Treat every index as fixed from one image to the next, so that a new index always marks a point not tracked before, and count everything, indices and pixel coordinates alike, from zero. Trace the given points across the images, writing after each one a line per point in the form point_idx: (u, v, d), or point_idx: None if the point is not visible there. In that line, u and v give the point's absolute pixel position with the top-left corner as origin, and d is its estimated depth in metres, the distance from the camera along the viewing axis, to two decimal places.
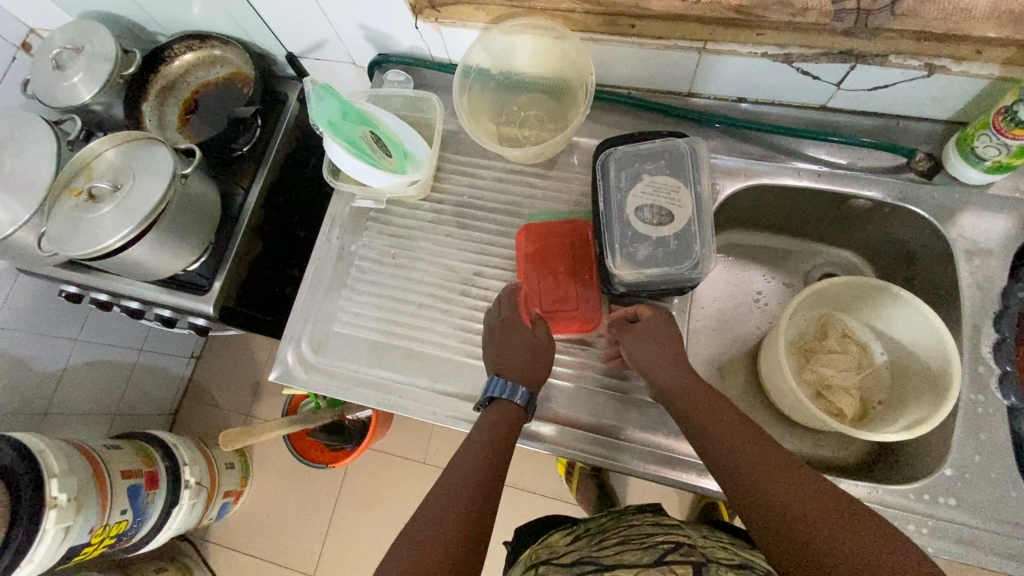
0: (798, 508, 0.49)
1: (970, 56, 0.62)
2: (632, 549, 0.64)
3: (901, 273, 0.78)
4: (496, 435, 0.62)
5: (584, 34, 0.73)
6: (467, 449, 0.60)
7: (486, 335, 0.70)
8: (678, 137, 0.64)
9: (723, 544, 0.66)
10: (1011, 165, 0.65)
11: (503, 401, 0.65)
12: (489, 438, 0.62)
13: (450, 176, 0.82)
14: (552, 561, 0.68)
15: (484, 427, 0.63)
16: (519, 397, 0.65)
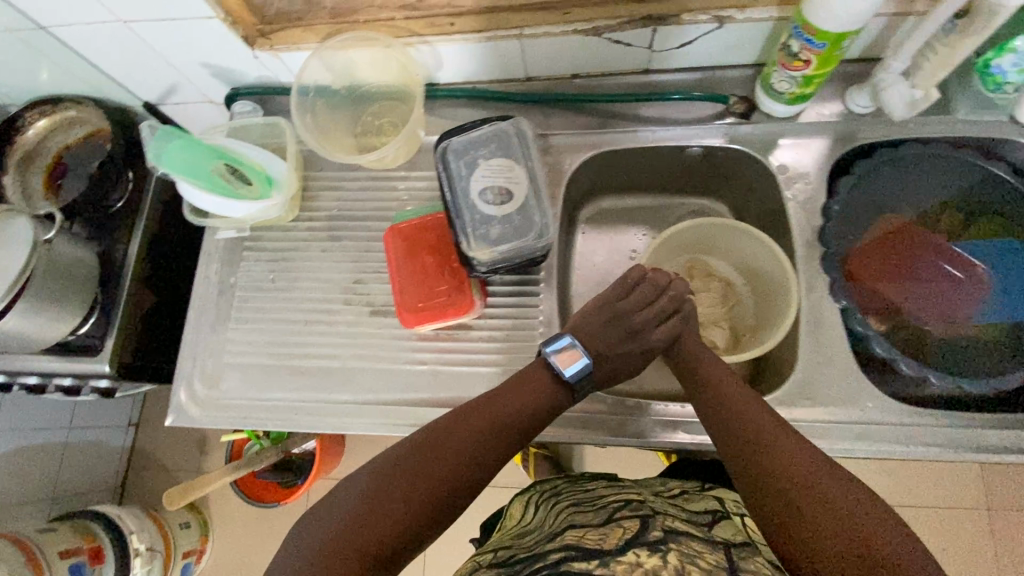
0: (819, 495, 0.52)
1: (748, 4, 0.69)
2: (585, 512, 0.64)
3: (749, 208, 0.85)
4: (520, 411, 0.63)
5: (412, 38, 0.77)
6: (483, 420, 0.62)
7: (594, 309, 0.72)
8: (504, 120, 0.69)
9: (674, 497, 0.67)
10: (805, 95, 0.72)
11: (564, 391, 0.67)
12: (504, 413, 0.63)
13: (318, 193, 0.84)
14: (509, 540, 0.66)
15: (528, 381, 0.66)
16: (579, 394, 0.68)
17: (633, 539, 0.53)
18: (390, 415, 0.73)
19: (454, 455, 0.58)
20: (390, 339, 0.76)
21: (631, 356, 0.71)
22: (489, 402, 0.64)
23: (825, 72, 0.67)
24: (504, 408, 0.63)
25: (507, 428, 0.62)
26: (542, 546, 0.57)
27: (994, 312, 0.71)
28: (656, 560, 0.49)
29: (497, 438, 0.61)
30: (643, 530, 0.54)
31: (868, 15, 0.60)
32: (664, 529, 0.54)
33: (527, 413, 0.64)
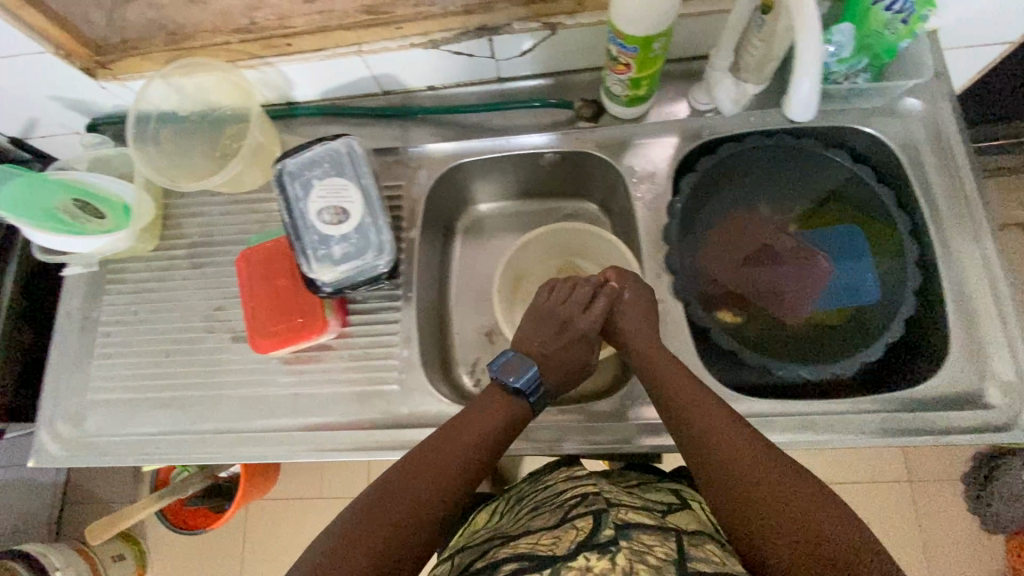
0: (778, 495, 0.50)
1: (576, 10, 0.69)
2: (542, 513, 0.60)
3: (616, 209, 0.86)
4: (485, 435, 0.62)
5: (253, 60, 0.76)
6: (447, 451, 0.60)
7: (531, 315, 0.73)
8: (334, 139, 0.68)
9: (631, 492, 0.65)
10: (641, 96, 0.72)
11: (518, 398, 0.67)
12: (469, 440, 0.61)
13: (180, 221, 0.83)
14: (464, 546, 0.61)
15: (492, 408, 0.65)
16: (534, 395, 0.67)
17: (585, 540, 0.50)
18: (251, 442, 0.73)
19: (419, 488, 0.56)
20: (251, 365, 0.76)
21: (574, 352, 0.70)
22: (453, 432, 0.62)
23: (650, 74, 0.68)
24: (467, 435, 0.61)
25: (473, 454, 0.60)
26: (494, 552, 0.54)
27: (830, 299, 0.73)
28: (605, 563, 0.47)
29: (464, 464, 0.59)
30: (596, 529, 0.51)
31: (670, 15, 0.60)
32: (618, 526, 0.52)
33: (492, 438, 0.62)
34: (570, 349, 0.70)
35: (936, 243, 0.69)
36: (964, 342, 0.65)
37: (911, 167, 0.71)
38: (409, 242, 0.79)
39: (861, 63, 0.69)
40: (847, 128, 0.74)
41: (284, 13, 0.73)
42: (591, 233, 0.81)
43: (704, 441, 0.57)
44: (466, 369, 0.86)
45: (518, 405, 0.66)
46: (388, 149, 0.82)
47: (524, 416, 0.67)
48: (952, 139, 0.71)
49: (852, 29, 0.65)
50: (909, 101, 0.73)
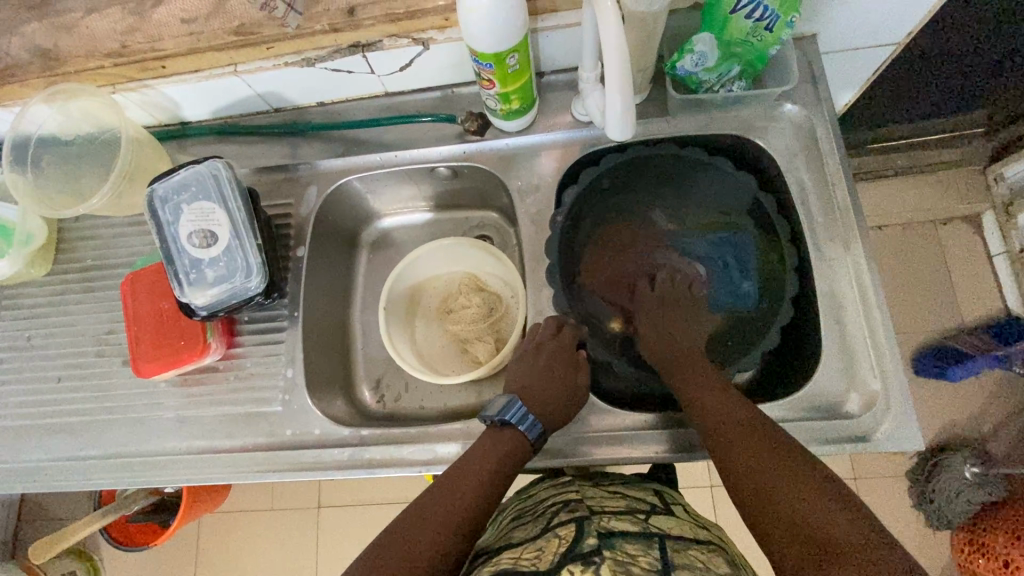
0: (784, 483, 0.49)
1: (443, 26, 0.69)
2: (522, 524, 0.59)
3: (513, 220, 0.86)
4: (497, 465, 0.60)
5: (132, 83, 0.76)
6: (463, 484, 0.58)
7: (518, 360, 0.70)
8: (200, 163, 0.68)
9: (607, 487, 0.65)
10: (516, 110, 0.72)
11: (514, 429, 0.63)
12: (485, 470, 0.59)
13: (75, 245, 0.83)
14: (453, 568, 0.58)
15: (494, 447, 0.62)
16: (531, 430, 0.63)
17: (568, 551, 0.49)
18: (137, 467, 0.73)
19: (436, 523, 0.54)
20: (138, 389, 0.76)
21: (554, 383, 0.66)
22: (464, 467, 0.60)
23: (517, 89, 0.67)
24: (483, 465, 0.60)
25: (490, 483, 0.58)
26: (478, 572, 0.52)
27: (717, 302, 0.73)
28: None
29: (483, 492, 0.57)
30: (578, 539, 0.51)
31: (520, 28, 0.59)
32: (600, 534, 0.51)
33: (507, 467, 0.60)
34: (558, 375, 0.67)
35: (811, 249, 0.69)
36: (835, 349, 0.65)
37: (787, 173, 0.72)
38: (298, 261, 0.79)
39: (732, 70, 0.68)
40: (727, 135, 0.74)
41: (153, 34, 0.71)
42: (486, 246, 0.83)
43: (714, 425, 0.58)
44: (369, 386, 0.85)
45: (509, 434, 0.62)
46: (279, 168, 0.82)
47: (524, 445, 0.62)
48: (825, 145, 0.71)
49: (711, 38, 0.64)
50: (785, 107, 0.72)
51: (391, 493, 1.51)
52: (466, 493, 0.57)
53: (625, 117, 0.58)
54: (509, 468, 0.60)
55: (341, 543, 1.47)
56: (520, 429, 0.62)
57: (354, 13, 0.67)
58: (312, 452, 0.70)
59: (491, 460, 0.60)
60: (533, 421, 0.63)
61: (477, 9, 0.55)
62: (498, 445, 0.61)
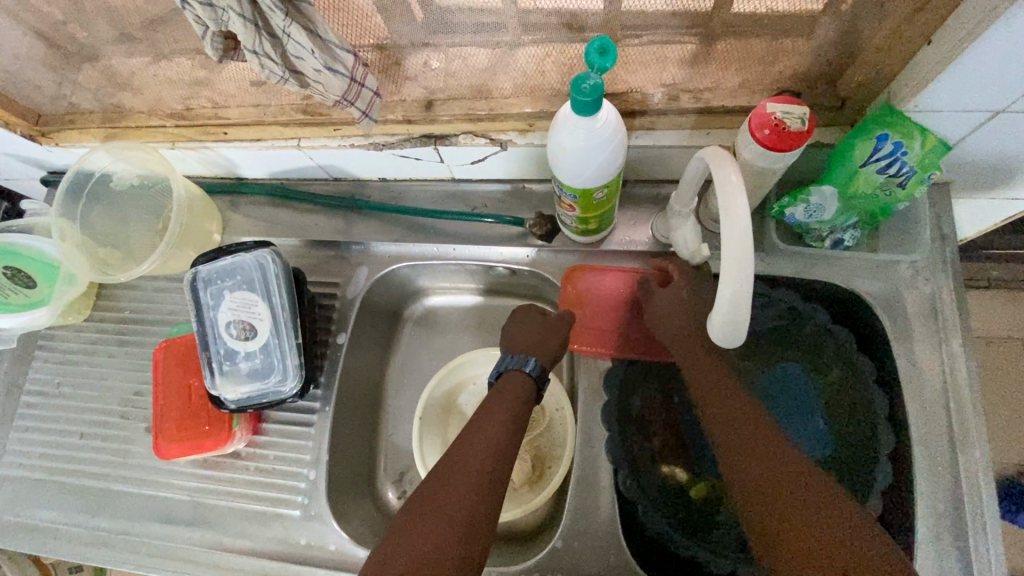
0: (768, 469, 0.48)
1: (527, 129, 0.63)
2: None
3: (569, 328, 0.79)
4: (508, 420, 0.57)
5: (192, 142, 0.73)
6: (479, 433, 0.55)
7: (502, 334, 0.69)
8: (248, 253, 0.64)
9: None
10: (591, 230, 0.64)
11: (514, 372, 0.62)
12: (500, 417, 0.57)
13: (115, 292, 0.81)
14: None
15: (505, 396, 0.59)
16: (530, 366, 0.62)
17: None
18: (146, 550, 0.69)
19: (460, 475, 0.51)
20: (157, 463, 0.72)
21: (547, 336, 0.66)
22: (478, 422, 0.56)
23: (598, 215, 0.60)
24: (496, 413, 0.57)
25: (506, 426, 0.56)
26: None
27: None
28: None
29: (503, 437, 0.55)
30: None
31: (615, 168, 0.52)
32: None
33: (516, 417, 0.58)
34: (541, 330, 0.66)
35: (915, 441, 0.59)
36: (930, 568, 0.56)
37: (897, 343, 0.62)
38: (337, 348, 0.74)
39: (850, 222, 0.60)
40: (830, 284, 0.65)
41: (220, 100, 0.68)
42: None
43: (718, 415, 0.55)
44: (392, 483, 0.79)
45: (518, 378, 0.61)
46: (329, 244, 0.78)
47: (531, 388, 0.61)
48: (948, 318, 0.61)
49: (832, 190, 0.56)
50: (903, 264, 0.63)
51: None
52: (486, 434, 0.55)
53: (735, 327, 0.45)
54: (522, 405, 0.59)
55: None
56: (526, 370, 0.62)
57: (431, 106, 0.63)
58: (325, 570, 0.65)
59: (505, 408, 0.58)
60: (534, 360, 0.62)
61: (569, 149, 0.49)
62: (509, 391, 0.60)
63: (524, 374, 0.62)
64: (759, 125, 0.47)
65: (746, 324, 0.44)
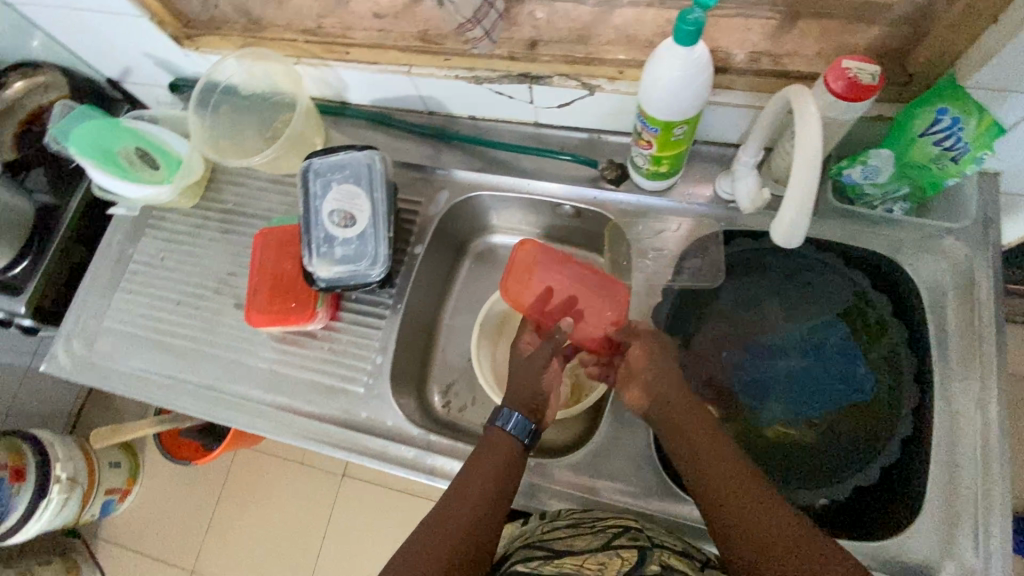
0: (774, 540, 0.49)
1: (616, 76, 0.69)
2: (580, 535, 0.59)
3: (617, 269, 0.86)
4: (504, 467, 0.61)
5: (315, 60, 0.81)
6: (476, 479, 0.60)
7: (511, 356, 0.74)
8: (360, 151, 0.73)
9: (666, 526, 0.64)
10: (662, 173, 0.72)
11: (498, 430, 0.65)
12: (495, 467, 0.61)
13: (222, 187, 0.91)
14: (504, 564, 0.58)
15: (496, 441, 0.63)
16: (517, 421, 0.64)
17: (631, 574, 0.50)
18: (223, 405, 0.78)
19: (454, 528, 0.56)
20: (242, 334, 0.81)
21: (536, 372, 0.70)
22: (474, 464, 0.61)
23: (673, 155, 0.67)
24: (492, 462, 0.62)
25: (501, 476, 0.61)
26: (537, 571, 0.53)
27: (825, 404, 0.69)
28: None
29: (499, 483, 0.60)
30: (642, 564, 0.52)
31: (695, 105, 0.59)
32: (664, 566, 0.51)
33: (511, 466, 0.62)
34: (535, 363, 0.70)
35: (937, 397, 0.65)
36: (936, 507, 0.62)
37: (932, 311, 0.68)
38: (413, 258, 0.83)
39: (899, 191, 0.67)
40: (872, 253, 0.71)
41: (348, 23, 0.78)
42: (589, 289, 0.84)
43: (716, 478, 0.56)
44: (440, 390, 0.86)
45: (497, 435, 0.64)
46: (418, 167, 0.86)
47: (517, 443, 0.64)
48: (981, 292, 0.67)
49: (889, 156, 0.63)
50: (946, 241, 0.69)
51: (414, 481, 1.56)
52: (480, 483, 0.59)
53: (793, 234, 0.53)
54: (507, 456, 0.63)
55: (356, 513, 1.55)
56: (506, 428, 0.64)
57: (535, 47, 0.71)
58: (383, 440, 0.73)
59: (500, 450, 0.63)
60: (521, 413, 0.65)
61: (664, 79, 0.57)
62: (489, 454, 0.63)
63: (504, 432, 0.64)
64: (835, 77, 0.54)
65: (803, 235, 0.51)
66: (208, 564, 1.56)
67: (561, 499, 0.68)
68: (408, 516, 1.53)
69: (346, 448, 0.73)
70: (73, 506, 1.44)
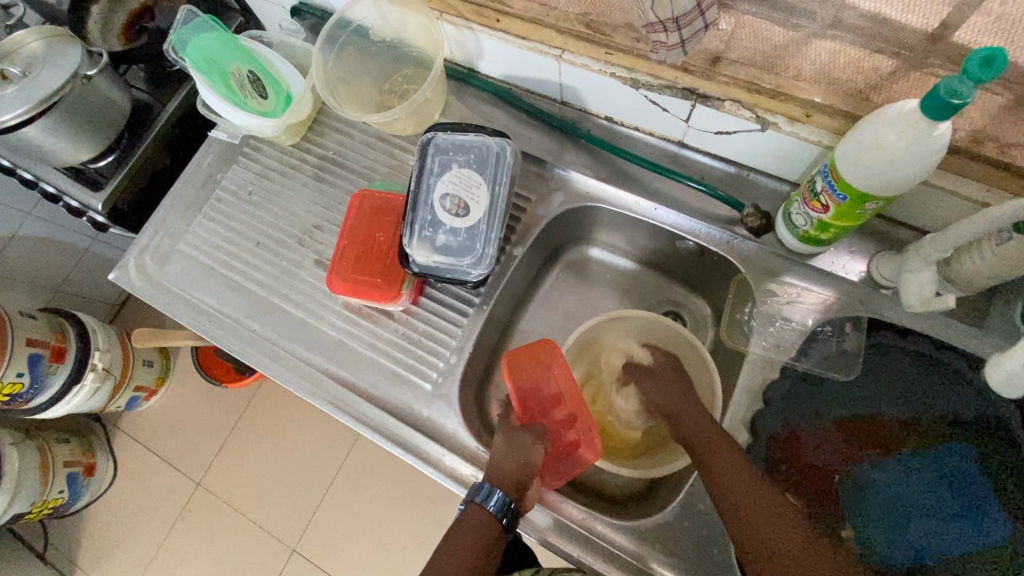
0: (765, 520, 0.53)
1: (800, 119, 0.61)
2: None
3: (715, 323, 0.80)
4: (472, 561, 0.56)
5: (459, 20, 0.73)
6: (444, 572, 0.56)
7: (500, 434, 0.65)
8: (491, 135, 0.67)
9: None
10: (819, 239, 0.63)
11: (476, 505, 0.59)
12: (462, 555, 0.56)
13: (325, 131, 0.85)
14: None
15: (460, 540, 0.58)
16: (494, 502, 0.58)
17: None
18: (283, 363, 0.74)
19: None
20: (316, 293, 0.77)
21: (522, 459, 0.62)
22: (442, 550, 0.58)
23: (845, 226, 0.59)
24: (461, 554, 0.57)
25: (470, 562, 0.56)
26: None
27: (931, 545, 0.59)
28: None
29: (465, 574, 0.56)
30: None
31: (904, 185, 0.50)
32: None
33: (480, 556, 0.57)
34: (522, 447, 0.63)
35: None
36: None
37: None
38: (510, 257, 0.76)
39: None
40: None
41: None
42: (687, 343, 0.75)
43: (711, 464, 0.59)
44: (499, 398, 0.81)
45: (475, 515, 0.59)
46: (537, 160, 0.79)
47: (492, 525, 0.58)
48: None
49: None
50: None
51: None
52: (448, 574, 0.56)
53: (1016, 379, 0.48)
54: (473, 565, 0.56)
55: (366, 470, 1.54)
56: (484, 507, 0.58)
57: (716, 63, 0.61)
58: (440, 446, 0.68)
59: (470, 542, 0.57)
60: (500, 497, 0.58)
61: (887, 150, 0.48)
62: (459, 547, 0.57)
63: (482, 510, 0.59)
64: None
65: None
66: (215, 480, 1.58)
67: (615, 561, 0.63)
68: (416, 485, 1.52)
69: (401, 446, 0.68)
70: (102, 396, 1.46)
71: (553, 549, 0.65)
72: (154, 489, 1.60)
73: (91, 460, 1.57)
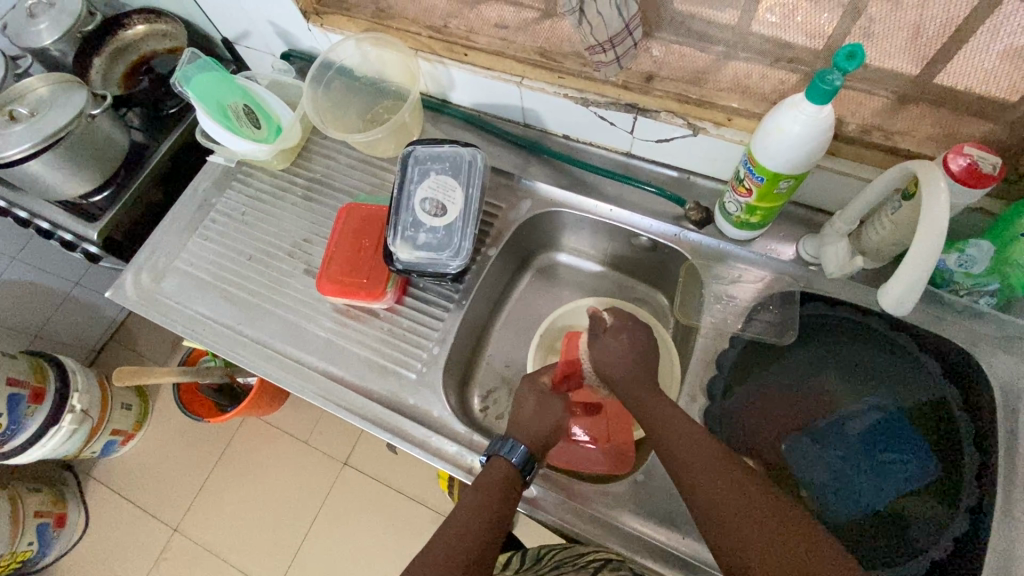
0: (701, 464, 0.57)
1: (724, 123, 0.72)
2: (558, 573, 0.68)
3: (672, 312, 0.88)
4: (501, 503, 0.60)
5: (432, 56, 0.84)
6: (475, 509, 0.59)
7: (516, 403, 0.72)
8: (463, 147, 0.76)
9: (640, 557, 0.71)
10: (750, 223, 0.73)
11: (504, 458, 0.64)
12: (495, 493, 0.61)
13: (313, 157, 0.94)
14: None
15: (484, 485, 0.61)
16: (519, 455, 0.64)
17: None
18: (275, 363, 0.78)
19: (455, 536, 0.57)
20: (307, 298, 0.83)
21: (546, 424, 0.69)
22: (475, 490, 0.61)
23: (768, 207, 0.69)
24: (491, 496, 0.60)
25: (500, 505, 0.60)
26: None
27: (873, 492, 0.66)
28: None
29: (499, 515, 0.59)
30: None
31: (806, 163, 0.61)
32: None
33: (508, 501, 0.61)
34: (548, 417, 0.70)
35: (996, 498, 0.61)
36: None
37: (1002, 412, 0.65)
38: (484, 259, 0.84)
39: (989, 285, 0.67)
40: (946, 343, 0.70)
41: (474, 27, 0.80)
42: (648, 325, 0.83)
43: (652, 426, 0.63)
44: (480, 392, 0.86)
45: (499, 467, 0.63)
46: (506, 174, 0.89)
47: (513, 477, 0.63)
48: None
49: (988, 248, 0.63)
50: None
51: (412, 483, 1.54)
52: (481, 512, 0.59)
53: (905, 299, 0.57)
54: (502, 510, 0.60)
55: (349, 505, 1.52)
56: (509, 460, 0.63)
57: (650, 80, 0.73)
58: (427, 430, 0.73)
59: (500, 486, 0.62)
60: (523, 451, 0.64)
61: (785, 132, 0.58)
62: (488, 489, 0.61)
63: (505, 463, 0.63)
64: (955, 157, 0.56)
65: (918, 294, 0.56)
66: (192, 524, 1.54)
67: (594, 524, 0.68)
68: (400, 518, 1.50)
69: (389, 432, 0.72)
70: (79, 440, 1.43)
71: (536, 519, 0.69)
72: (127, 538, 1.54)
73: (62, 511, 1.51)
